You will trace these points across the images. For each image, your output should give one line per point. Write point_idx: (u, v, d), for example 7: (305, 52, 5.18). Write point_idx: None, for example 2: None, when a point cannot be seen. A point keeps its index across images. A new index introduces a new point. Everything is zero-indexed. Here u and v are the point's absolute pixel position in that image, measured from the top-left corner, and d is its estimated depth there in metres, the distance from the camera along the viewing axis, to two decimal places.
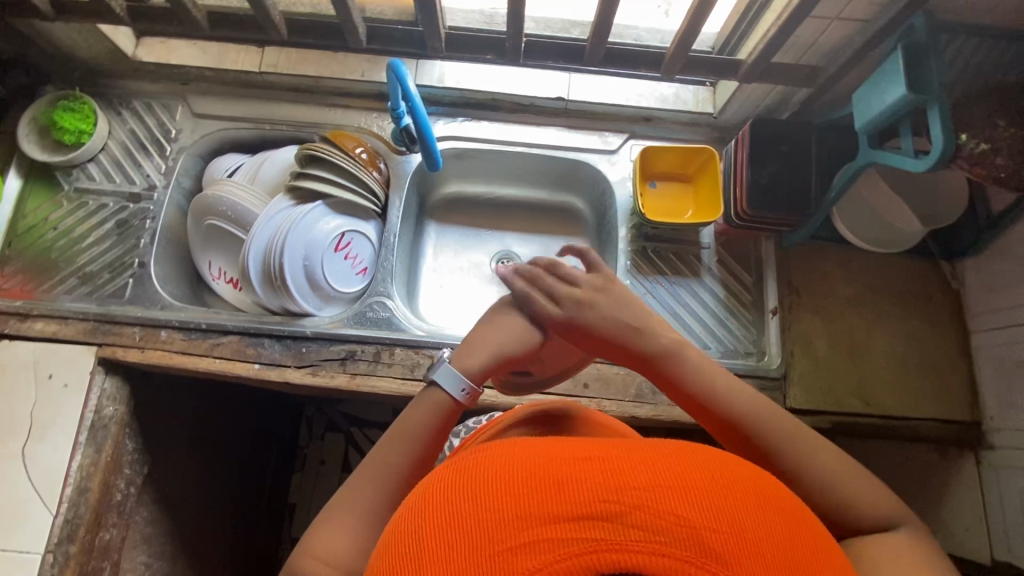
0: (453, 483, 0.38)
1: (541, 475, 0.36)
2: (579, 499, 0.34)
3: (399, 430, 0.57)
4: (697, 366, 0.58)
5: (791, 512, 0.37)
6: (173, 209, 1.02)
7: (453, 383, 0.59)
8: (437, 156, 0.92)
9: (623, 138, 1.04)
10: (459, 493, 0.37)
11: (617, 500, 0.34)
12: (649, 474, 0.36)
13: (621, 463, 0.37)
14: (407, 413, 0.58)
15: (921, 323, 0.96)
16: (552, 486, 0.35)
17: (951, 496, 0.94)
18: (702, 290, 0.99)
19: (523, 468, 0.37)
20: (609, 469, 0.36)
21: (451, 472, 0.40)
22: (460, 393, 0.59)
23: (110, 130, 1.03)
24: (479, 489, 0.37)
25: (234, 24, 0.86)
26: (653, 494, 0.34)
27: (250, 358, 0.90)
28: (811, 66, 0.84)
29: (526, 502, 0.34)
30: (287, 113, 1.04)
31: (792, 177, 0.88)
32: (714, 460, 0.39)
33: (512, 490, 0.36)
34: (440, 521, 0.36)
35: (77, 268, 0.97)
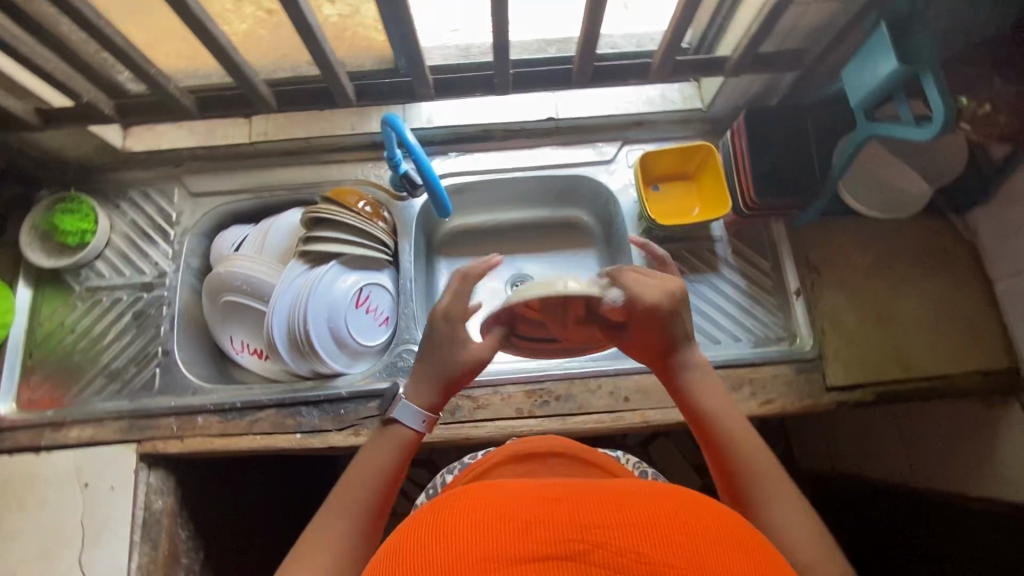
0: (420, 526, 0.36)
1: (507, 516, 0.34)
2: (545, 539, 0.33)
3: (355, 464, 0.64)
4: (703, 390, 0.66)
5: (754, 543, 0.36)
6: (187, 291, 1.02)
7: (412, 416, 0.67)
8: (445, 200, 0.92)
9: (617, 145, 1.04)
10: (421, 533, 0.35)
11: (581, 539, 0.33)
12: (614, 511, 0.35)
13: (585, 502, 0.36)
14: (370, 449, 0.66)
15: (943, 280, 0.96)
16: (515, 524, 0.34)
17: (1004, 444, 0.94)
18: (723, 283, 0.99)
19: (489, 506, 0.36)
20: (576, 508, 0.35)
21: (417, 516, 0.37)
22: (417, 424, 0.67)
23: (111, 224, 1.03)
24: (443, 527, 0.35)
25: (224, 103, 0.86)
26: (617, 531, 0.33)
27: (290, 429, 0.89)
28: (795, 50, 0.85)
29: (487, 540, 0.33)
30: (282, 178, 1.04)
31: (793, 160, 0.89)
32: (680, 495, 0.38)
33: (477, 530, 0.34)
34: (406, 564, 0.33)
35: (102, 367, 0.96)
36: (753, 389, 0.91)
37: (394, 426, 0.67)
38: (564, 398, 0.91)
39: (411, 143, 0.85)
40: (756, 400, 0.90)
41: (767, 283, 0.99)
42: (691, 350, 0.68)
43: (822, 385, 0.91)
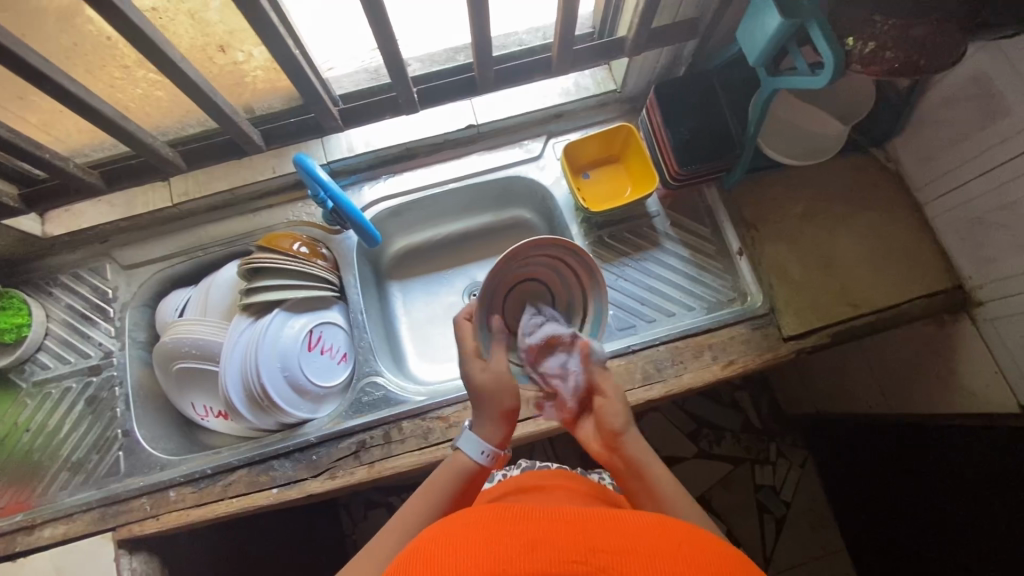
0: (446, 539, 0.41)
1: (522, 538, 0.40)
2: (552, 557, 0.38)
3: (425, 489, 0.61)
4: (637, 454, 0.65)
5: None
6: (138, 366, 0.99)
7: (476, 448, 0.65)
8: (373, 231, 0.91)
9: (542, 140, 1.05)
10: (443, 546, 0.40)
11: (585, 561, 0.38)
12: (618, 541, 0.40)
13: (594, 533, 0.41)
14: (436, 473, 0.63)
15: (877, 212, 0.99)
16: (528, 544, 0.39)
17: (963, 360, 0.97)
18: (668, 257, 1.00)
19: (505, 529, 0.41)
20: (584, 537, 0.40)
21: (447, 528, 0.43)
22: (481, 457, 0.65)
23: (47, 313, 1.00)
24: (462, 545, 0.40)
25: (132, 173, 0.83)
26: (619, 558, 0.38)
27: (266, 485, 0.88)
28: (691, 18, 0.85)
29: (503, 559, 0.38)
30: (215, 234, 1.02)
31: (710, 127, 0.90)
32: (683, 536, 0.42)
33: (494, 546, 0.39)
34: (430, 564, 0.39)
35: (63, 461, 0.94)
36: (714, 353, 0.92)
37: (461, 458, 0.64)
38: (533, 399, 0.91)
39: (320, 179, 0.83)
40: (718, 364, 0.91)
41: (704, 246, 1.01)
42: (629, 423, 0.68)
43: (779, 337, 0.93)
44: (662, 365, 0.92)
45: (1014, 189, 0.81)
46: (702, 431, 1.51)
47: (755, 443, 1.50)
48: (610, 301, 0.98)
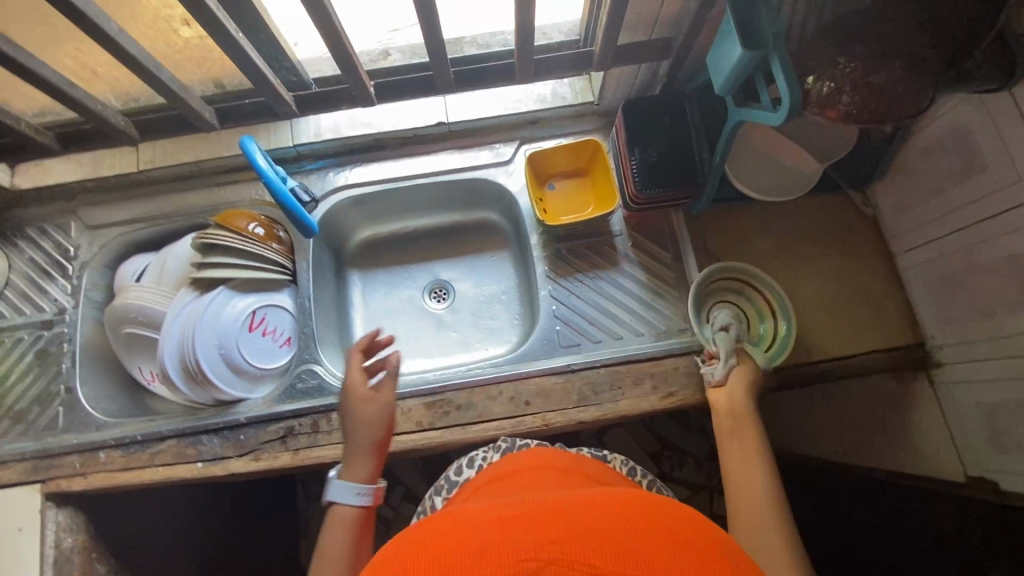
0: (392, 556, 0.40)
1: (468, 541, 0.39)
2: (500, 558, 0.37)
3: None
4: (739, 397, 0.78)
5: (709, 546, 0.39)
6: (89, 326, 1.01)
7: (350, 493, 0.70)
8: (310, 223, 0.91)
9: (514, 146, 1.03)
10: (393, 558, 0.40)
11: (534, 556, 0.37)
12: (567, 527, 0.40)
13: (545, 518, 0.41)
14: (325, 541, 0.67)
15: (847, 257, 0.95)
16: (475, 548, 0.39)
17: (915, 419, 0.93)
18: (623, 279, 0.97)
19: (450, 536, 0.40)
20: (532, 527, 0.40)
21: (391, 547, 0.42)
22: (360, 498, 0.71)
23: (10, 263, 1.02)
24: (412, 554, 0.40)
25: (89, 137, 0.84)
26: (569, 546, 0.38)
27: (191, 459, 0.89)
28: (665, 38, 0.83)
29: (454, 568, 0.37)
30: (179, 204, 1.03)
31: (675, 151, 0.87)
32: (635, 507, 0.42)
33: (440, 556, 0.38)
34: None
35: (6, 409, 0.96)
36: (654, 383, 0.90)
37: (340, 510, 0.70)
38: (465, 407, 0.90)
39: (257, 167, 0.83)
40: (657, 395, 0.89)
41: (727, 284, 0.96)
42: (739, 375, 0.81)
43: None
44: (599, 389, 0.90)
45: (984, 251, 0.77)
46: (665, 453, 1.47)
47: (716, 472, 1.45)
48: (558, 317, 0.96)
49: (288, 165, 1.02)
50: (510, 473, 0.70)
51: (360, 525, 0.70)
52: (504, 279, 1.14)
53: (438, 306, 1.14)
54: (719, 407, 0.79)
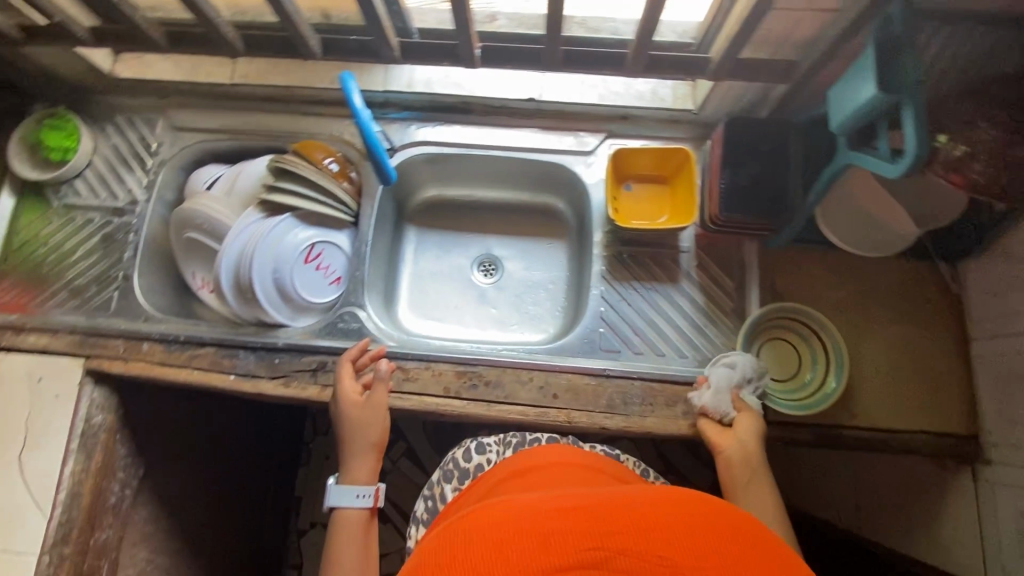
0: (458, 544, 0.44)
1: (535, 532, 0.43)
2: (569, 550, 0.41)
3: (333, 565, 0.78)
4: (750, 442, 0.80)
5: (761, 541, 0.44)
6: (155, 222, 1.04)
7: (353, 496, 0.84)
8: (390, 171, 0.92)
9: (600, 137, 1.00)
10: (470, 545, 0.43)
11: (601, 547, 0.41)
12: (629, 520, 0.44)
13: (605, 513, 0.45)
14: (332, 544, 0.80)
15: (917, 329, 0.90)
16: (543, 539, 0.42)
17: (947, 511, 0.89)
18: (680, 296, 0.94)
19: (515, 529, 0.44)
20: (594, 520, 0.44)
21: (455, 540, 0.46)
22: (361, 499, 0.84)
23: (95, 146, 1.06)
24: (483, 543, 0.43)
25: (196, 41, 0.85)
26: (633, 539, 0.42)
27: (225, 369, 0.92)
28: (788, 60, 0.78)
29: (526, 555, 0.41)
30: (261, 124, 1.05)
31: (767, 178, 0.82)
32: (685, 503, 0.47)
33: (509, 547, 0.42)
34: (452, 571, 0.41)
35: (66, 282, 1.00)
36: (687, 408, 0.88)
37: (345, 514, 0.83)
38: (493, 384, 0.90)
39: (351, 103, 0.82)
40: (687, 421, 0.87)
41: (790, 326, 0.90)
42: (748, 419, 0.82)
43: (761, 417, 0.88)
44: (629, 400, 0.88)
45: None
46: (668, 477, 1.45)
47: None
48: (604, 319, 0.94)
49: (373, 108, 1.02)
50: (535, 465, 0.71)
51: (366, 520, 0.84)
52: (555, 269, 1.13)
53: (485, 280, 1.14)
54: (729, 453, 0.80)
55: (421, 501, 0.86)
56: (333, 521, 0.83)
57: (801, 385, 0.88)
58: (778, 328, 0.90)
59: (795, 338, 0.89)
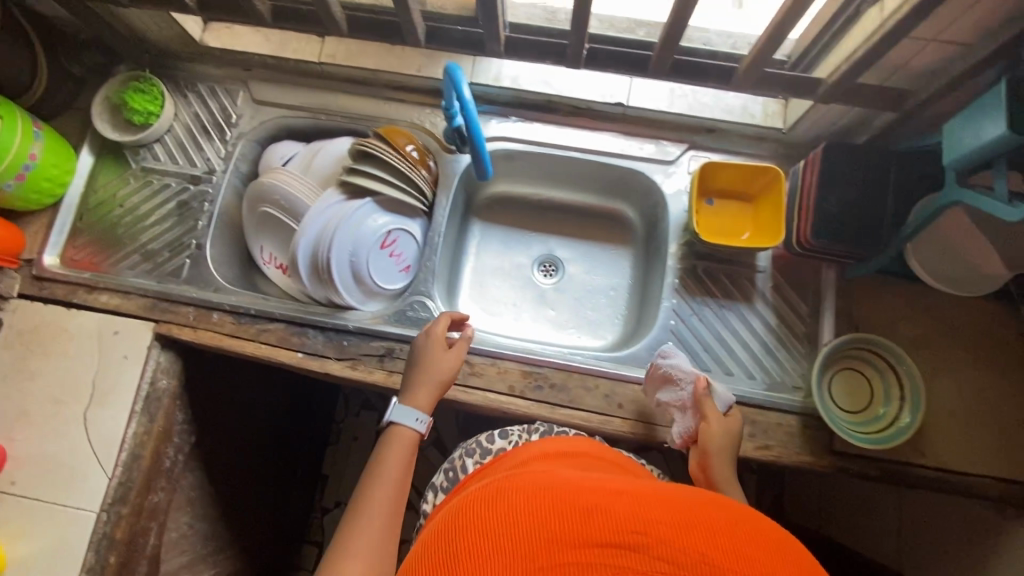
0: (494, 508, 0.44)
1: (575, 506, 0.43)
2: (608, 529, 0.40)
3: (373, 472, 0.72)
4: (709, 444, 0.74)
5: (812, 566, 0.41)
6: (230, 194, 1.05)
7: (411, 417, 0.77)
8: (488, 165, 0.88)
9: (683, 148, 0.99)
10: (507, 509, 0.43)
11: (642, 532, 0.40)
12: (671, 513, 0.42)
13: (649, 501, 0.43)
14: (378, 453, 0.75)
15: (993, 373, 0.88)
16: (582, 514, 0.42)
17: (1003, 559, 0.88)
18: (753, 316, 0.93)
19: (555, 500, 0.43)
20: (635, 505, 0.43)
21: (491, 500, 0.45)
22: (416, 423, 0.77)
23: (176, 112, 1.06)
24: (519, 509, 0.43)
25: (298, 18, 0.84)
26: (675, 532, 0.40)
27: (293, 347, 0.93)
28: (901, 89, 0.77)
29: (562, 527, 0.41)
30: (343, 105, 1.05)
31: (863, 206, 0.81)
32: (733, 512, 0.44)
33: (547, 518, 0.42)
34: (487, 535, 0.42)
35: (140, 245, 1.01)
36: (752, 430, 0.87)
37: (398, 428, 0.77)
38: (558, 387, 0.90)
39: (461, 94, 0.77)
40: (751, 442, 0.87)
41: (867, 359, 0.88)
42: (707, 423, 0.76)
43: (826, 446, 0.87)
44: None
45: None
46: None
47: None
48: (674, 333, 0.93)
49: None
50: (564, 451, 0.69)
51: (413, 448, 0.77)
52: (617, 275, 1.12)
53: (546, 280, 1.13)
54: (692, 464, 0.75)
55: (442, 473, 0.86)
56: (386, 433, 0.77)
57: (869, 420, 0.86)
58: (852, 359, 0.89)
59: (872, 373, 0.88)
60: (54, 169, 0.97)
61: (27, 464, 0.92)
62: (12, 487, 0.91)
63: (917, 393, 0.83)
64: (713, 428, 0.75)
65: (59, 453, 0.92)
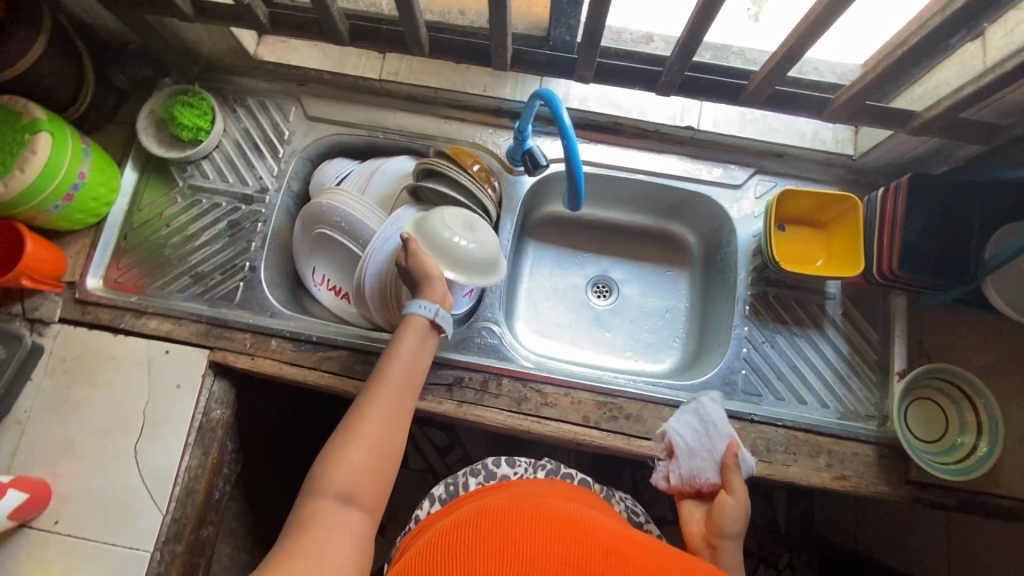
0: (521, 531, 0.50)
1: (593, 548, 0.48)
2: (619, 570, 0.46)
3: (384, 362, 0.72)
4: (729, 518, 0.70)
5: None
6: (283, 214, 1.01)
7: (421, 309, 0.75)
8: (580, 194, 0.82)
9: (749, 172, 0.98)
10: (530, 533, 0.49)
11: None
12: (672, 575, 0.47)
13: (655, 562, 0.49)
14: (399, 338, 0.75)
15: None
16: (599, 555, 0.47)
17: None
18: (824, 344, 0.93)
19: (575, 538, 0.49)
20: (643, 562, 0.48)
21: (519, 524, 0.51)
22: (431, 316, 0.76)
23: (225, 128, 1.02)
24: (541, 537, 0.49)
25: (377, 38, 0.82)
26: None
27: (358, 376, 0.89)
28: (991, 122, 0.77)
29: (577, 556, 0.47)
30: (401, 123, 1.02)
31: (946, 237, 0.81)
32: None
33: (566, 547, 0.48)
34: (511, 548, 0.48)
35: (188, 267, 0.97)
36: (829, 461, 0.86)
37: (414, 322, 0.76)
38: (634, 418, 0.88)
39: (564, 122, 0.75)
40: (830, 473, 0.85)
41: (939, 388, 0.88)
42: (729, 504, 0.70)
43: (903, 477, 0.86)
44: (772, 447, 0.86)
45: None
46: None
47: (772, 546, 1.43)
48: (747, 360, 0.93)
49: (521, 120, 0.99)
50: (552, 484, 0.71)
51: (428, 340, 0.76)
52: (673, 297, 1.10)
53: (600, 302, 1.11)
54: (694, 530, 0.73)
55: (441, 484, 0.84)
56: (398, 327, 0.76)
57: (945, 450, 0.86)
58: (924, 386, 0.89)
59: (945, 403, 0.88)
60: (101, 187, 0.92)
61: (72, 500, 0.86)
62: (56, 526, 0.85)
63: (995, 424, 0.82)
64: (731, 503, 0.70)
65: (108, 488, 0.87)
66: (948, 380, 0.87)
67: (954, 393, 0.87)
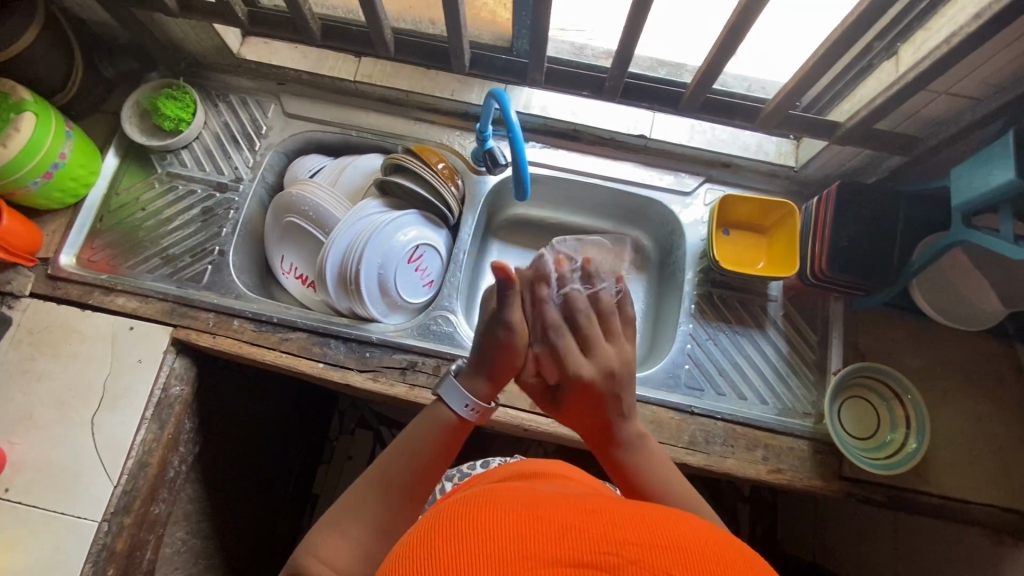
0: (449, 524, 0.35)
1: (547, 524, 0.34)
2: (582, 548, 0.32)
3: (391, 459, 0.59)
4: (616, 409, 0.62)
5: None
6: (255, 204, 1.06)
7: (459, 400, 0.63)
8: (527, 185, 0.87)
9: (699, 181, 1.04)
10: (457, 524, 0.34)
11: (618, 554, 0.32)
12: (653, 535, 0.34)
13: (625, 521, 0.35)
14: (412, 427, 0.62)
15: (991, 406, 0.92)
16: (556, 530, 0.33)
17: None
18: (765, 343, 0.97)
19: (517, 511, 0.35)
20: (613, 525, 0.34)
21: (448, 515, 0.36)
22: (463, 409, 0.63)
23: (205, 121, 1.07)
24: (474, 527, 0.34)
25: (348, 38, 0.88)
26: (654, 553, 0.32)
27: (315, 357, 0.92)
28: (910, 136, 0.84)
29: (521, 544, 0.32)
30: (373, 122, 1.08)
31: (872, 242, 0.87)
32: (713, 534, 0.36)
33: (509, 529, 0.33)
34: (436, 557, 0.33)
35: (160, 249, 1.01)
36: (766, 454, 0.89)
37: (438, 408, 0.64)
38: None
39: (512, 120, 0.81)
40: (765, 466, 0.88)
41: (872, 387, 0.92)
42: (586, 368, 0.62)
43: (836, 473, 0.88)
44: (711, 439, 0.90)
45: None
46: None
47: None
48: (691, 356, 0.96)
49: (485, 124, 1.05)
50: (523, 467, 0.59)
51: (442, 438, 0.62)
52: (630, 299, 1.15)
53: None
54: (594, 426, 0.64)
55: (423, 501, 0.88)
56: (421, 414, 0.64)
57: (877, 446, 0.90)
58: (859, 385, 0.92)
59: (879, 402, 0.91)
60: (80, 169, 0.97)
61: (26, 468, 0.88)
62: (7, 494, 0.87)
63: (922, 421, 0.86)
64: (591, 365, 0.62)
65: (62, 458, 0.88)
66: (880, 379, 0.91)
67: (886, 393, 0.90)
